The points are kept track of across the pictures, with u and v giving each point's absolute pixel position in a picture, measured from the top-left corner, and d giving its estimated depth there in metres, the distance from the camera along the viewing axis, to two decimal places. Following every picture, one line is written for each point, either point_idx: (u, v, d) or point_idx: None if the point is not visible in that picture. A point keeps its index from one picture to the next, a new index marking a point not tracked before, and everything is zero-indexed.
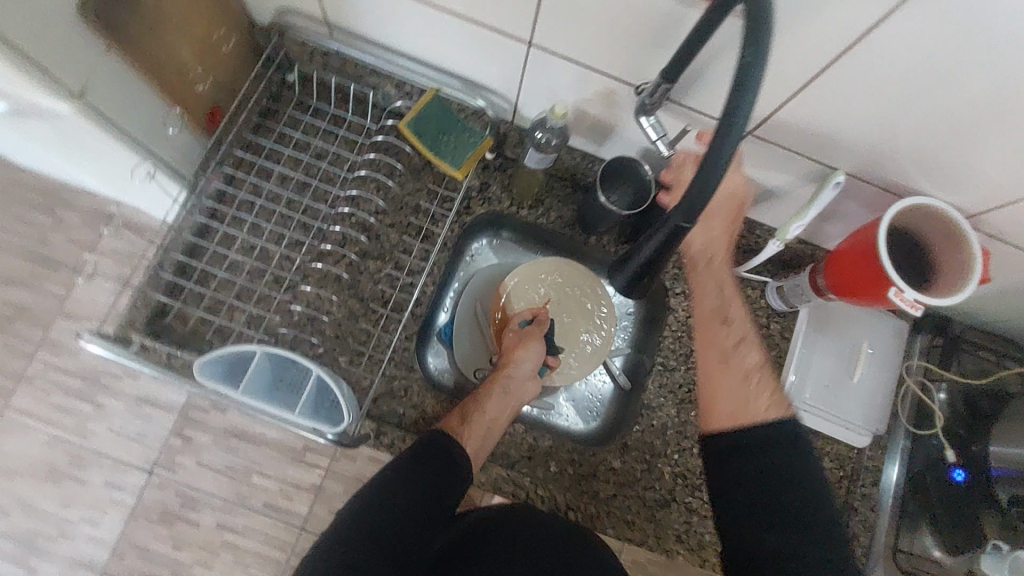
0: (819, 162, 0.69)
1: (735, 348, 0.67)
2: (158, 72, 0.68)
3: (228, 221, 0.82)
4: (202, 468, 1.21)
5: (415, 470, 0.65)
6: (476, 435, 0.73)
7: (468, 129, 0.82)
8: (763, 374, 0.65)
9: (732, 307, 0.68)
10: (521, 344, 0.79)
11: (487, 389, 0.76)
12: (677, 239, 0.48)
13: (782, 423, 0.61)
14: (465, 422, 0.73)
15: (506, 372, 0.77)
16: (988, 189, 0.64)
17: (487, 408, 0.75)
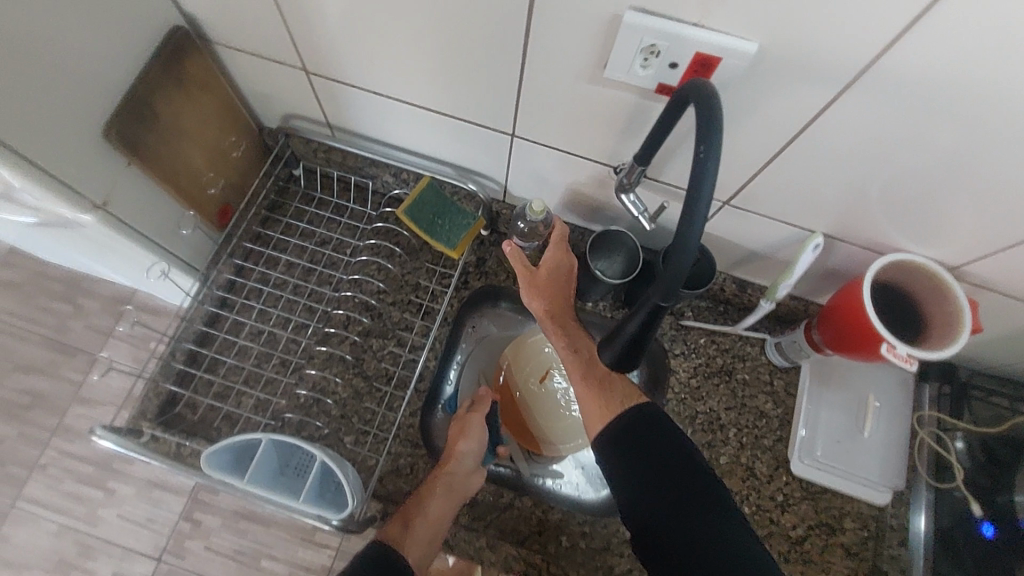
0: (797, 225, 0.72)
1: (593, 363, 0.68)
2: (174, 180, 0.74)
3: (238, 309, 0.87)
4: (210, 553, 1.19)
5: None
6: (418, 542, 0.70)
7: (462, 213, 0.85)
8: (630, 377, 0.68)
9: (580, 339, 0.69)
10: (462, 435, 0.78)
11: (430, 488, 0.74)
12: (657, 315, 0.57)
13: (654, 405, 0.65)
14: (408, 529, 0.70)
15: (449, 469, 0.75)
16: (965, 243, 0.66)
17: (431, 508, 0.73)
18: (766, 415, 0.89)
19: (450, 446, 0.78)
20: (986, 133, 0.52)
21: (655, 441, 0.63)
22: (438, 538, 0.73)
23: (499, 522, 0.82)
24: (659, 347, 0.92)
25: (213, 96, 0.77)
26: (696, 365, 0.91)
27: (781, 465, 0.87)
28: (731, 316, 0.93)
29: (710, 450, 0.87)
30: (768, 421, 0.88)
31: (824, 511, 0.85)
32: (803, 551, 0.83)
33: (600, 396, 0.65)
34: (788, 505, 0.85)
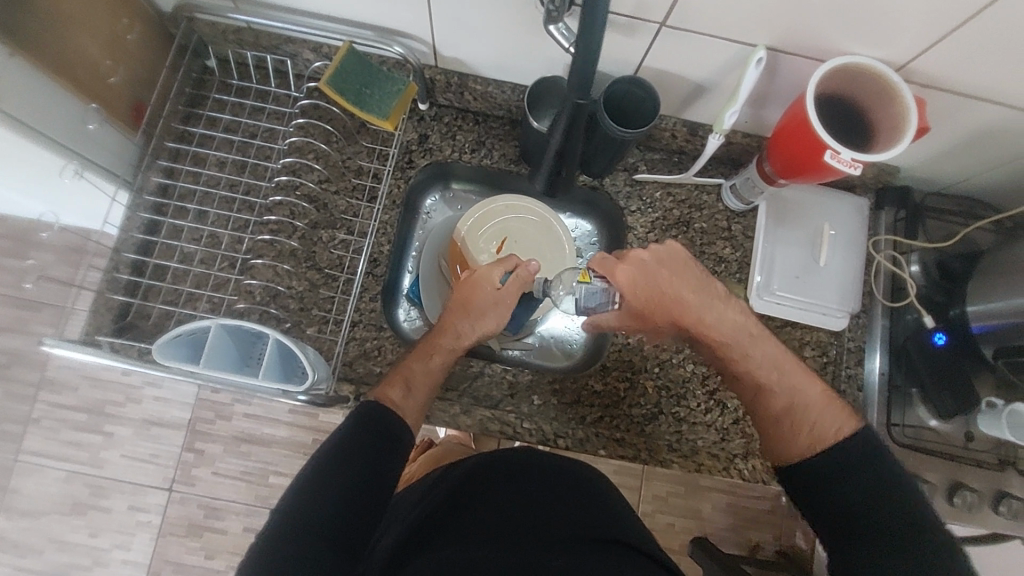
0: (739, 41, 0.68)
1: (763, 391, 0.66)
2: (68, 69, 0.67)
3: (173, 213, 0.83)
4: (218, 476, 1.24)
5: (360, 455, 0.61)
6: (417, 396, 0.70)
7: (391, 79, 0.81)
8: (808, 399, 0.64)
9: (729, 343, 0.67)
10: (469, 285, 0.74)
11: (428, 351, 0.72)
12: (575, 114, 0.66)
13: (856, 432, 0.60)
14: (407, 393, 0.69)
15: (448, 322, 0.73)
16: (910, 35, 0.63)
17: (430, 360, 0.72)
18: (725, 260, 0.90)
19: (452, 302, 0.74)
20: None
21: (835, 475, 0.58)
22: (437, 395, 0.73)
23: (473, 390, 0.84)
24: (614, 206, 0.90)
25: None
26: (654, 219, 0.90)
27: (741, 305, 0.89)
28: (685, 165, 0.91)
29: None
30: (727, 266, 0.90)
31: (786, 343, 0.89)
32: None
33: (788, 426, 0.63)
34: None
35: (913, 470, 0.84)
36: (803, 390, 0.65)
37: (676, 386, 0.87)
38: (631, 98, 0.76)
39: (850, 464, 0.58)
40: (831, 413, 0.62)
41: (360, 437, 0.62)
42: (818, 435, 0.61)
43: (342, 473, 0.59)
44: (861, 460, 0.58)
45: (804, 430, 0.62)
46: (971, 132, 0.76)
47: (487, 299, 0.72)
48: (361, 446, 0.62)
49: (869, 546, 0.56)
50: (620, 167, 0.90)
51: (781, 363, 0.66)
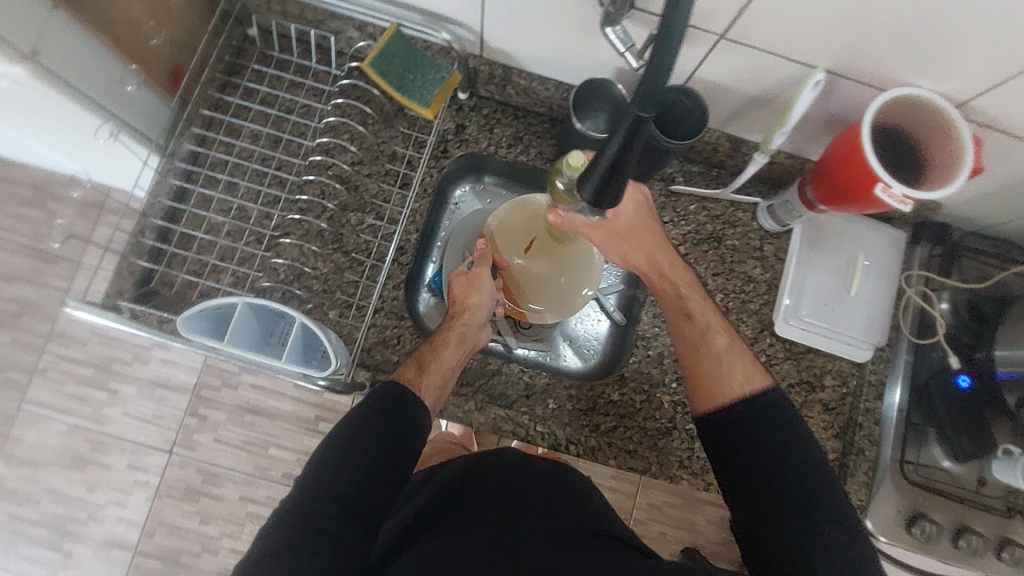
0: (798, 61, 0.66)
1: (703, 331, 0.72)
2: (108, 27, 0.66)
3: (203, 182, 0.82)
4: (219, 444, 1.24)
5: (377, 426, 0.63)
6: (433, 386, 0.73)
7: (435, 65, 0.79)
8: (737, 353, 0.70)
9: (682, 284, 0.74)
10: (474, 290, 0.78)
11: (442, 338, 0.75)
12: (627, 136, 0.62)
13: (763, 395, 0.66)
14: (421, 372, 0.72)
15: (461, 321, 0.77)
16: (977, 72, 0.61)
17: (444, 353, 0.75)
18: (754, 281, 0.89)
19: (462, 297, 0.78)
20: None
21: (765, 425, 0.65)
22: (451, 382, 0.76)
23: (488, 387, 0.83)
24: None
25: None
26: (686, 232, 0.89)
27: (765, 328, 0.88)
28: (725, 180, 0.90)
29: None
30: (755, 286, 0.89)
31: (806, 370, 0.88)
32: None
33: (716, 367, 0.69)
34: (771, 364, 0.87)
35: (921, 510, 0.84)
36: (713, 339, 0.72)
37: None
38: (680, 107, 0.74)
39: (774, 425, 0.65)
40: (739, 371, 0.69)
41: (371, 418, 0.63)
42: (719, 389, 0.68)
43: (354, 457, 0.60)
44: (769, 424, 0.65)
45: (726, 381, 0.68)
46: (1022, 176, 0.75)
47: (484, 292, 0.78)
48: (373, 430, 0.62)
49: (787, 525, 0.61)
50: (657, 176, 0.89)
51: (701, 307, 0.73)
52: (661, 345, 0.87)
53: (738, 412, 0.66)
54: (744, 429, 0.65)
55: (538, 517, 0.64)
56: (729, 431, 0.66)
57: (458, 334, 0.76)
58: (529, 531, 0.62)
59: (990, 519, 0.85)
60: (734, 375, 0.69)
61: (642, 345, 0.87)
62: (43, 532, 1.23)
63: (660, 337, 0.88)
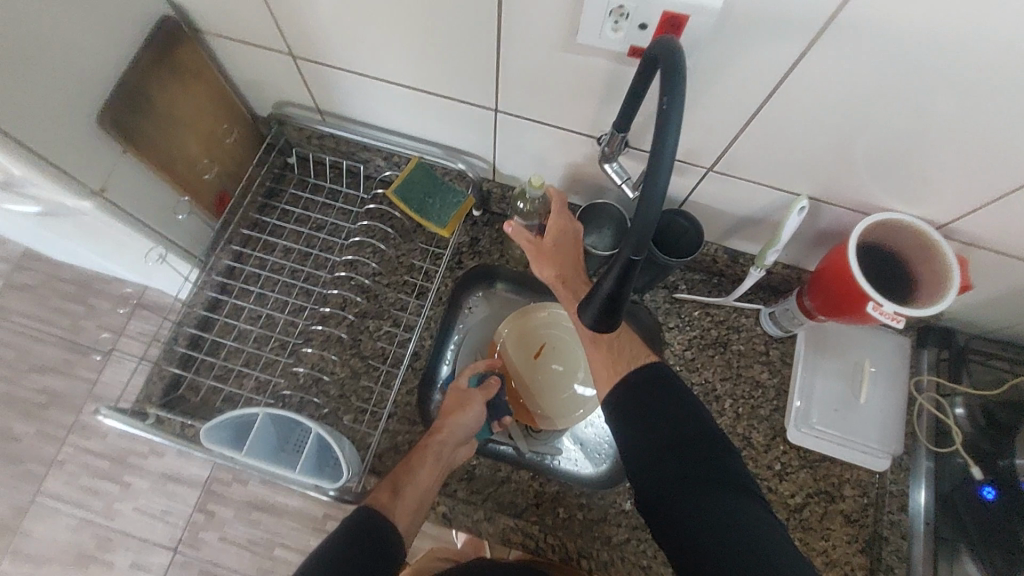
0: (783, 189, 0.72)
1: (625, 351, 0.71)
2: (169, 166, 0.75)
3: (237, 294, 0.89)
4: (225, 543, 1.22)
5: (350, 559, 0.61)
6: (409, 508, 0.70)
7: (452, 190, 0.87)
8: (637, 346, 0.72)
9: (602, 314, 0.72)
10: (458, 409, 0.79)
11: (419, 457, 0.74)
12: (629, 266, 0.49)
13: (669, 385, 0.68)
14: (397, 496, 0.70)
15: (438, 440, 0.76)
16: (951, 199, 0.66)
17: (420, 474, 0.73)
18: (762, 385, 0.90)
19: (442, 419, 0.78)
20: (979, 79, 0.51)
21: (694, 458, 0.64)
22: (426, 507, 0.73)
23: (497, 495, 0.83)
24: (653, 320, 0.93)
25: (202, 89, 0.78)
26: (691, 337, 0.92)
27: (778, 435, 0.88)
28: (725, 288, 0.94)
29: None
30: (764, 391, 0.89)
31: (823, 479, 0.86)
32: (801, 517, 0.84)
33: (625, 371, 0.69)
34: (786, 473, 0.86)
35: None
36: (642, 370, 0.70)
37: None
38: (674, 227, 0.80)
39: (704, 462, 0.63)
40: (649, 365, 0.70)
41: (355, 536, 0.64)
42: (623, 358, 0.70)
43: (340, 568, 0.60)
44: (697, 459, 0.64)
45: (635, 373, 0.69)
46: (1015, 287, 0.77)
47: (455, 399, 0.80)
48: (361, 549, 0.63)
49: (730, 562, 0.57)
50: (661, 285, 0.93)
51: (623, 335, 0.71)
52: None
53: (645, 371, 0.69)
54: (643, 404, 0.67)
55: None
56: (632, 398, 0.68)
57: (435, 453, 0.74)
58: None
59: None
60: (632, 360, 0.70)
61: None
62: None
63: None
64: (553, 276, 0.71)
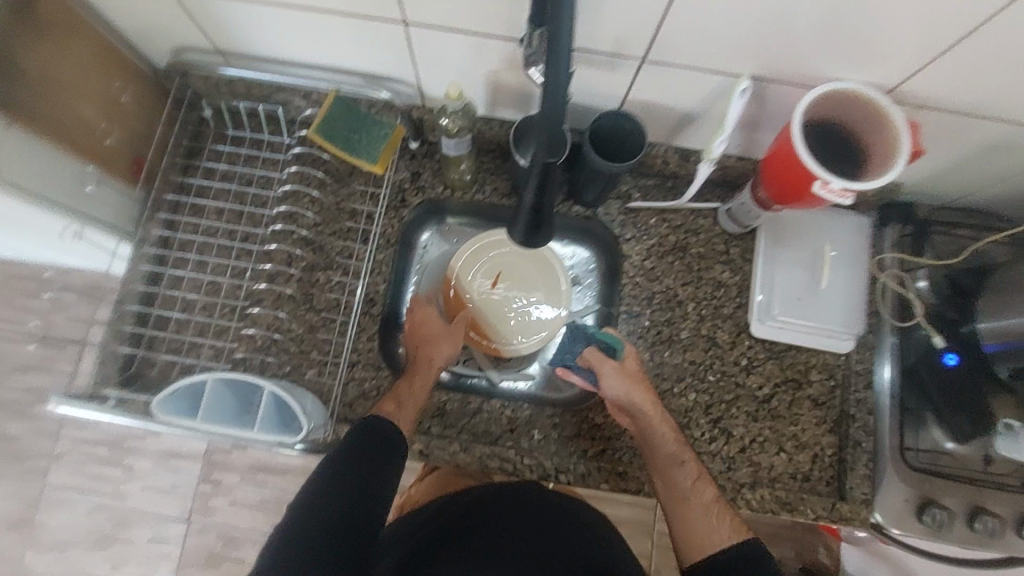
0: (722, 72, 0.67)
1: (693, 485, 0.73)
2: (64, 133, 0.70)
3: (174, 263, 0.85)
4: (235, 506, 1.25)
5: (370, 471, 0.66)
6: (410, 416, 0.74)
7: (379, 123, 0.82)
8: (720, 506, 0.72)
9: (685, 454, 0.75)
10: (442, 336, 0.80)
11: (411, 371, 0.77)
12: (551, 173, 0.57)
13: (749, 545, 0.67)
14: (399, 407, 0.74)
15: (429, 355, 0.78)
16: (897, 59, 0.62)
17: (414, 384, 0.76)
18: (724, 285, 0.89)
19: (433, 330, 0.80)
20: None
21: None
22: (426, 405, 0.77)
23: (471, 426, 0.84)
24: (610, 235, 0.91)
25: (82, 41, 0.70)
26: (649, 246, 0.90)
27: (742, 331, 0.88)
28: (680, 189, 0.91)
29: (671, 327, 0.88)
30: (726, 290, 0.89)
31: (789, 367, 0.88)
32: (770, 407, 0.86)
33: (703, 516, 0.71)
34: (753, 366, 0.87)
35: (932, 496, 0.81)
36: (714, 522, 0.70)
37: (679, 415, 0.85)
38: (618, 130, 0.76)
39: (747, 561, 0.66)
40: (717, 514, 0.71)
41: (363, 453, 0.67)
42: (706, 543, 0.69)
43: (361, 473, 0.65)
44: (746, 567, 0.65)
45: (706, 526, 0.70)
46: (971, 147, 0.75)
47: (434, 330, 0.80)
48: (376, 460, 0.67)
49: None
50: (613, 196, 0.90)
51: (699, 479, 0.74)
52: (638, 362, 0.87)
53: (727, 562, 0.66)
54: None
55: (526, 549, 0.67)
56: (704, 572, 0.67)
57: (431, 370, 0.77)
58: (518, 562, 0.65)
59: (1007, 497, 0.82)
60: (706, 517, 0.71)
61: None
62: None
63: (637, 354, 0.87)
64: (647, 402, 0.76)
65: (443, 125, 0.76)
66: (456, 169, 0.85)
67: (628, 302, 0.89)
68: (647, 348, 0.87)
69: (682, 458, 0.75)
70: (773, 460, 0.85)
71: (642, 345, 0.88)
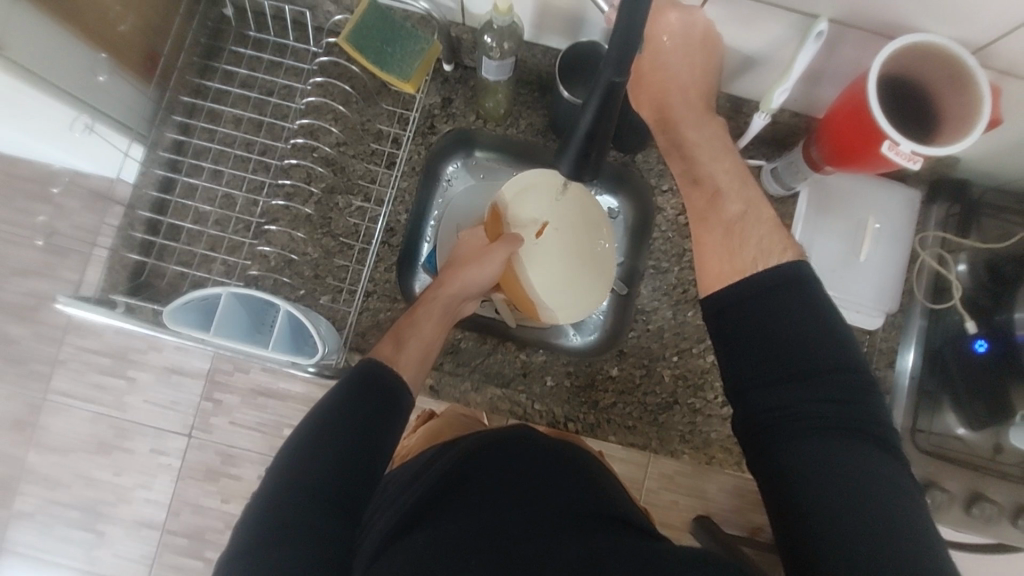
0: (797, 13, 0.61)
1: (712, 204, 0.64)
2: (75, 15, 0.65)
3: (188, 170, 0.81)
4: (236, 427, 1.26)
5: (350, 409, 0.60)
6: (414, 360, 0.68)
7: (414, 36, 0.77)
8: (755, 220, 0.62)
9: (711, 173, 0.64)
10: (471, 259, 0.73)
11: (425, 311, 0.71)
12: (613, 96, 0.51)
13: (794, 266, 0.56)
14: (399, 346, 0.67)
15: (449, 288, 0.72)
16: (994, 15, 0.56)
17: (424, 325, 0.70)
18: None
19: (456, 265, 0.73)
20: None
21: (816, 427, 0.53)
22: (431, 358, 0.70)
23: (484, 366, 0.83)
24: (645, 183, 0.87)
25: None
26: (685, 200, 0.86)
27: None
28: None
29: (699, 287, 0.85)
30: None
31: None
32: None
33: (728, 238, 0.61)
34: None
35: (934, 478, 0.81)
36: (751, 249, 0.59)
37: (694, 376, 0.83)
38: None
39: (792, 309, 0.55)
40: (754, 235, 0.60)
41: (345, 400, 0.60)
42: (740, 262, 0.59)
43: (343, 411, 0.59)
44: (773, 296, 0.56)
45: (739, 248, 0.60)
46: None
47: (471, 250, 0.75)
48: (354, 403, 0.60)
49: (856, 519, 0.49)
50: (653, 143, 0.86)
51: (727, 172, 0.64)
52: (660, 319, 0.85)
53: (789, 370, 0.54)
54: (762, 337, 0.55)
55: (535, 507, 0.60)
56: (742, 310, 0.56)
57: (443, 304, 0.71)
58: (513, 511, 0.59)
59: (1010, 488, 0.81)
60: (727, 232, 0.61)
61: (641, 319, 0.85)
62: (76, 514, 1.26)
63: (660, 311, 0.85)
64: (659, 117, 0.66)
65: (486, 44, 0.71)
66: (492, 97, 0.80)
67: (655, 257, 0.86)
68: (670, 305, 0.85)
69: (703, 157, 0.65)
70: None
71: (665, 303, 0.85)
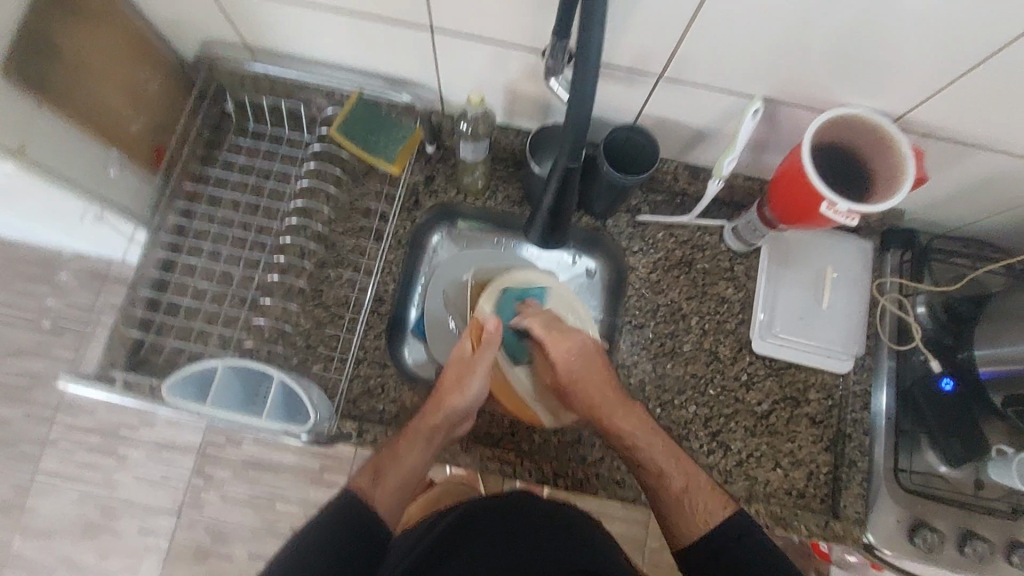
0: (735, 93, 0.70)
1: (662, 474, 0.73)
2: (94, 117, 0.72)
3: (186, 251, 0.86)
4: (227, 501, 1.24)
5: (326, 538, 0.61)
6: (393, 489, 0.70)
7: (400, 126, 0.87)
8: (703, 487, 0.72)
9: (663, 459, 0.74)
10: (456, 385, 0.74)
11: (409, 440, 0.73)
12: (570, 176, 0.67)
13: (735, 521, 0.68)
14: (377, 479, 0.69)
15: (436, 418, 0.74)
16: (909, 87, 0.64)
17: (404, 453, 0.72)
18: (727, 300, 0.91)
19: (441, 395, 0.75)
20: None
21: None
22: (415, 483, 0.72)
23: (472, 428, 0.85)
24: (616, 246, 0.93)
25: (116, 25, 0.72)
26: (655, 259, 0.92)
27: (744, 346, 0.89)
28: (688, 206, 0.93)
29: (674, 340, 0.90)
30: (729, 306, 0.90)
31: (788, 385, 0.89)
32: (769, 423, 0.87)
33: (681, 505, 0.71)
34: (753, 382, 0.88)
35: (923, 519, 0.82)
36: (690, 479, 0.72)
37: (677, 428, 0.86)
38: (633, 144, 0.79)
39: (732, 541, 0.67)
40: (696, 498, 0.71)
41: (321, 527, 0.62)
42: (699, 521, 0.69)
43: (319, 539, 0.61)
44: (735, 543, 0.67)
45: (690, 512, 0.70)
46: (976, 177, 0.77)
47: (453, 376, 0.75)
48: (327, 529, 0.62)
49: None
50: (622, 209, 0.92)
51: (686, 470, 0.74)
52: (641, 373, 0.88)
53: (717, 534, 0.68)
54: None
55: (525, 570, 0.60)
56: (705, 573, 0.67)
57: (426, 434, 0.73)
58: None
59: (994, 524, 0.82)
60: (700, 500, 0.71)
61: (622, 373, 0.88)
62: None
63: (639, 365, 0.89)
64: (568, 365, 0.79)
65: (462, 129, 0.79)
66: (469, 175, 0.87)
67: (632, 313, 0.90)
68: (649, 358, 0.89)
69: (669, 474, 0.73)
70: (770, 475, 0.85)
71: (644, 356, 0.89)
